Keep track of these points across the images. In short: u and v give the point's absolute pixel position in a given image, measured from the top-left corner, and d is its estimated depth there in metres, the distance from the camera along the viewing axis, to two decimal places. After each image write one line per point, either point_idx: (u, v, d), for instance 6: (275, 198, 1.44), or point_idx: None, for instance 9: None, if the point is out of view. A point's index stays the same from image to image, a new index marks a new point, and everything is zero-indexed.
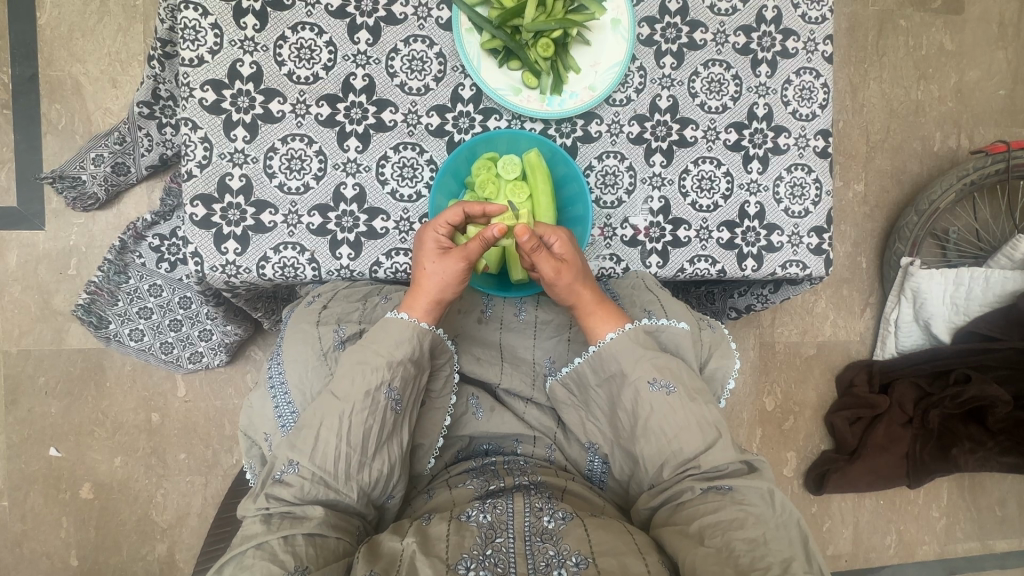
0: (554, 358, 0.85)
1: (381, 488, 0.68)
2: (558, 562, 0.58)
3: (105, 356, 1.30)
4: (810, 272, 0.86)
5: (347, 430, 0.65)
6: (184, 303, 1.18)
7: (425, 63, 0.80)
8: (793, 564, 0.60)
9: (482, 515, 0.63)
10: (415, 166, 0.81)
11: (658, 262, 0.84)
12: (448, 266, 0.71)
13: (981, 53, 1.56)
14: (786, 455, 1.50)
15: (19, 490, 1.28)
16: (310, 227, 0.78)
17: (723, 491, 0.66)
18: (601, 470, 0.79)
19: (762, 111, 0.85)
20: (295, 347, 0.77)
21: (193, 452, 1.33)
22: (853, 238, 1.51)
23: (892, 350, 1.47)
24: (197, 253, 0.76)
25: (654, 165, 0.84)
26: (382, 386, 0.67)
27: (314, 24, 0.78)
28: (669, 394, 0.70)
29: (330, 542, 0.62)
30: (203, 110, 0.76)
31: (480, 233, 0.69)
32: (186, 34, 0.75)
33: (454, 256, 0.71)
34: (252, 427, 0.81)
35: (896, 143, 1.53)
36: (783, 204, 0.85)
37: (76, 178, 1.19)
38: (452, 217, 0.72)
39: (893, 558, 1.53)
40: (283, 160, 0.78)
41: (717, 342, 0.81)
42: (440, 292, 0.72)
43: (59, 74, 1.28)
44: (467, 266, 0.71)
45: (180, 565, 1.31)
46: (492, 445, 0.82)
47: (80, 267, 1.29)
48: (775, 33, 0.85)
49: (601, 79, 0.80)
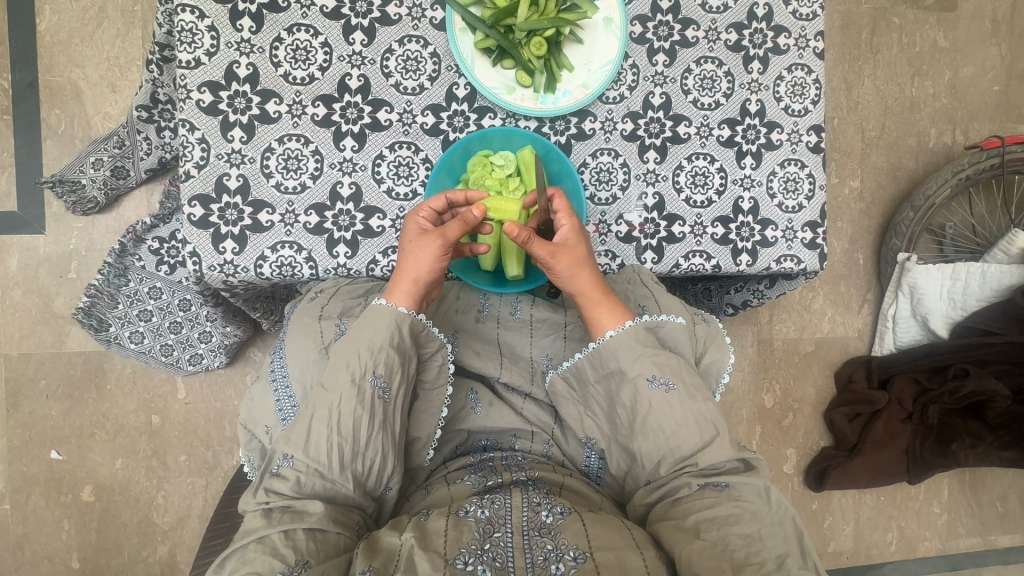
0: (551, 356, 0.85)
1: (375, 478, 0.68)
2: (556, 557, 0.58)
3: (105, 358, 1.31)
4: (804, 267, 0.86)
5: (338, 421, 0.65)
6: (184, 306, 1.19)
7: (419, 63, 0.81)
8: (788, 561, 0.61)
9: (480, 511, 0.64)
10: (410, 165, 0.81)
11: (653, 258, 0.84)
12: (426, 245, 0.72)
13: (975, 50, 1.57)
14: (786, 452, 1.51)
15: (20, 493, 1.28)
16: (306, 227, 0.79)
17: (720, 488, 0.67)
18: (598, 465, 0.79)
19: (755, 107, 0.86)
20: (299, 341, 0.78)
21: (193, 453, 1.33)
22: (850, 235, 1.51)
23: (890, 346, 1.47)
24: (195, 253, 0.76)
25: (647, 162, 0.84)
26: (367, 374, 0.67)
27: (309, 25, 0.79)
28: (668, 392, 0.71)
29: (330, 536, 0.62)
30: (200, 111, 0.77)
31: (461, 216, 0.72)
32: (183, 37, 0.76)
33: (432, 235, 0.72)
34: (252, 419, 0.82)
35: (892, 140, 1.53)
36: (777, 199, 0.86)
37: (75, 183, 1.21)
38: (437, 203, 0.75)
39: (895, 555, 1.53)
40: (280, 160, 0.78)
41: (712, 337, 0.82)
42: (418, 273, 0.72)
43: (59, 79, 1.29)
44: (445, 245, 0.72)
45: (181, 567, 1.31)
46: (490, 440, 0.83)
47: (80, 270, 1.30)
48: (766, 30, 0.86)
49: (594, 78, 0.81)
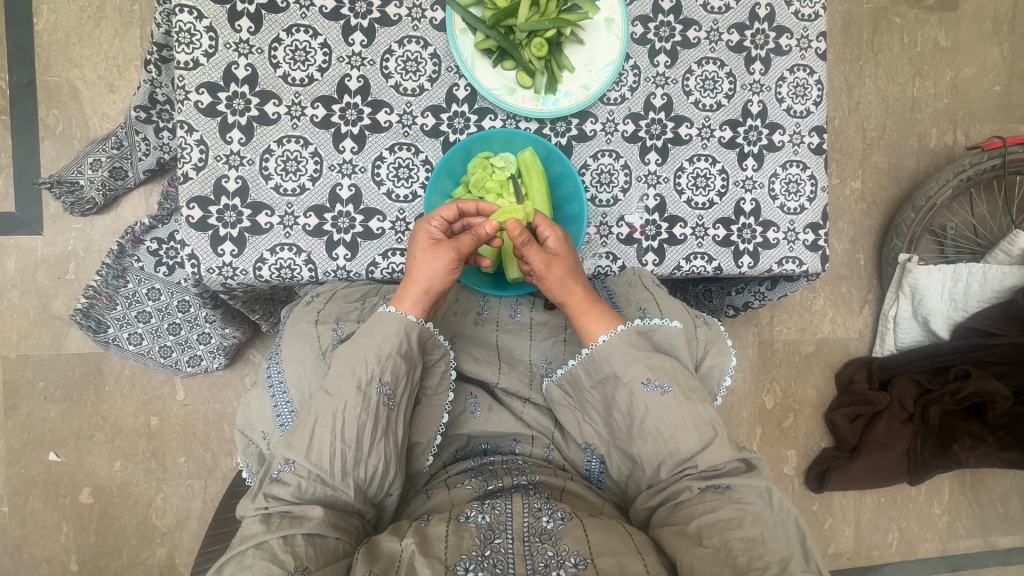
0: (550, 359, 0.85)
1: (377, 485, 0.67)
2: (557, 563, 0.58)
3: (104, 360, 1.30)
4: (806, 269, 0.86)
5: (341, 427, 0.65)
6: (182, 307, 1.19)
7: (419, 64, 0.81)
8: (791, 564, 0.61)
9: (481, 516, 0.63)
10: (410, 166, 0.81)
11: (654, 260, 0.84)
12: (438, 256, 0.72)
13: (976, 50, 1.56)
14: (786, 453, 1.50)
15: (18, 495, 1.28)
16: (306, 229, 0.78)
17: (721, 490, 0.66)
18: (598, 470, 0.79)
19: (756, 108, 0.85)
20: (295, 345, 0.78)
21: (192, 455, 1.33)
22: (850, 235, 1.51)
23: (891, 347, 1.47)
24: (194, 255, 0.76)
25: (648, 163, 0.84)
26: (373, 381, 0.67)
27: (308, 26, 0.78)
28: (663, 395, 0.70)
29: (330, 542, 0.62)
30: (198, 112, 0.76)
31: (473, 230, 0.73)
32: (181, 38, 0.76)
33: (445, 246, 0.72)
34: (249, 425, 0.82)
35: (893, 140, 1.53)
36: (778, 200, 0.85)
37: (74, 184, 1.21)
38: (448, 213, 0.74)
39: (895, 556, 1.53)
40: (279, 162, 0.78)
41: (713, 339, 0.82)
42: (429, 283, 0.72)
43: (56, 79, 1.28)
44: (457, 257, 0.72)
45: (180, 569, 1.31)
46: (491, 445, 0.82)
47: (78, 271, 1.29)
48: (769, 31, 0.85)
49: (595, 78, 0.81)
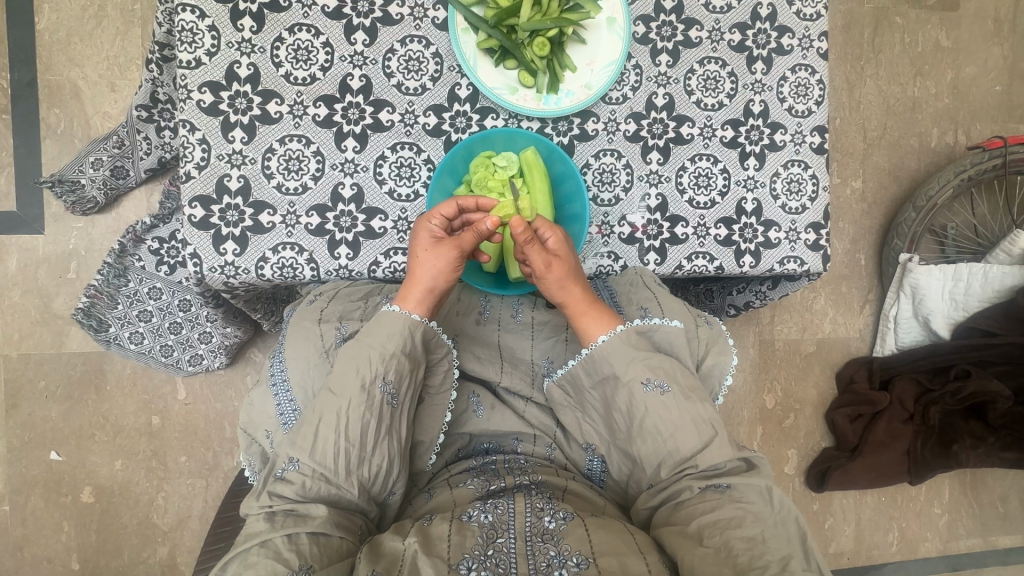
0: (551, 358, 0.85)
1: (380, 484, 0.67)
2: (559, 563, 0.58)
3: (105, 359, 1.30)
4: (807, 269, 0.86)
5: (345, 426, 0.65)
6: (183, 306, 1.19)
7: (421, 63, 0.81)
8: (792, 562, 0.60)
9: (483, 515, 0.63)
10: (412, 166, 0.81)
11: (656, 260, 0.84)
12: (440, 255, 0.72)
13: (977, 49, 1.56)
14: (787, 453, 1.50)
15: (19, 494, 1.28)
16: (308, 228, 0.78)
17: (722, 489, 0.66)
18: (600, 470, 0.79)
19: (758, 108, 0.85)
20: (298, 344, 0.78)
21: (193, 454, 1.33)
22: (851, 235, 1.51)
23: (891, 347, 1.47)
24: (196, 254, 0.76)
25: (650, 163, 0.84)
26: (378, 381, 0.67)
27: (310, 25, 0.78)
28: (663, 394, 0.70)
29: (333, 541, 0.62)
30: (200, 111, 0.76)
31: (474, 226, 0.73)
32: (183, 37, 0.76)
33: (447, 245, 0.72)
34: (251, 424, 0.82)
35: (894, 140, 1.53)
36: (780, 200, 0.85)
37: (75, 183, 1.20)
38: (446, 210, 0.74)
39: (895, 555, 1.53)
40: (281, 161, 0.78)
41: (713, 339, 0.82)
42: (432, 282, 0.72)
43: (58, 78, 1.28)
44: (460, 255, 0.72)
45: (181, 568, 1.31)
46: (492, 444, 0.82)
47: (79, 270, 1.29)
48: (770, 31, 0.85)
49: (597, 78, 0.81)
